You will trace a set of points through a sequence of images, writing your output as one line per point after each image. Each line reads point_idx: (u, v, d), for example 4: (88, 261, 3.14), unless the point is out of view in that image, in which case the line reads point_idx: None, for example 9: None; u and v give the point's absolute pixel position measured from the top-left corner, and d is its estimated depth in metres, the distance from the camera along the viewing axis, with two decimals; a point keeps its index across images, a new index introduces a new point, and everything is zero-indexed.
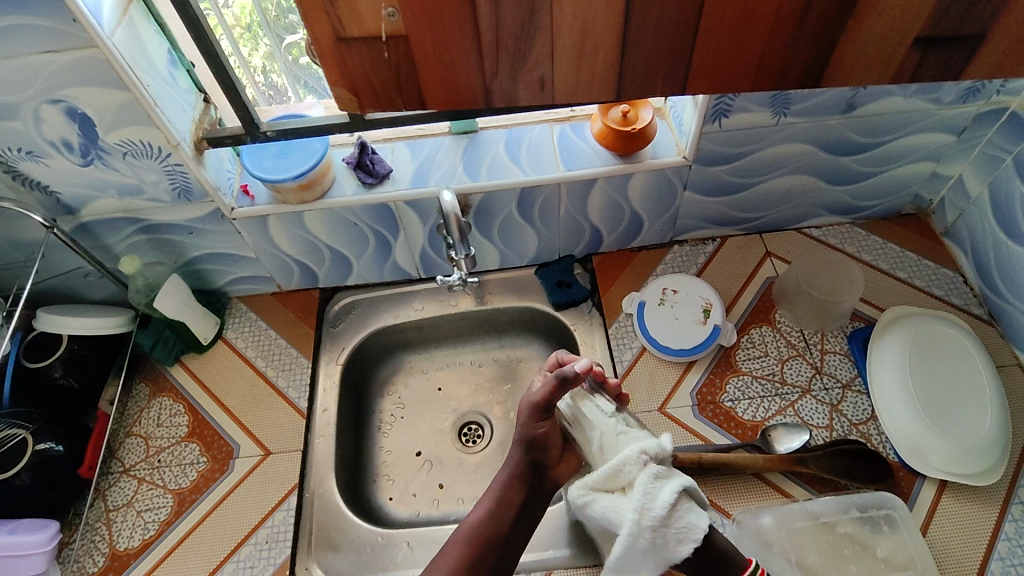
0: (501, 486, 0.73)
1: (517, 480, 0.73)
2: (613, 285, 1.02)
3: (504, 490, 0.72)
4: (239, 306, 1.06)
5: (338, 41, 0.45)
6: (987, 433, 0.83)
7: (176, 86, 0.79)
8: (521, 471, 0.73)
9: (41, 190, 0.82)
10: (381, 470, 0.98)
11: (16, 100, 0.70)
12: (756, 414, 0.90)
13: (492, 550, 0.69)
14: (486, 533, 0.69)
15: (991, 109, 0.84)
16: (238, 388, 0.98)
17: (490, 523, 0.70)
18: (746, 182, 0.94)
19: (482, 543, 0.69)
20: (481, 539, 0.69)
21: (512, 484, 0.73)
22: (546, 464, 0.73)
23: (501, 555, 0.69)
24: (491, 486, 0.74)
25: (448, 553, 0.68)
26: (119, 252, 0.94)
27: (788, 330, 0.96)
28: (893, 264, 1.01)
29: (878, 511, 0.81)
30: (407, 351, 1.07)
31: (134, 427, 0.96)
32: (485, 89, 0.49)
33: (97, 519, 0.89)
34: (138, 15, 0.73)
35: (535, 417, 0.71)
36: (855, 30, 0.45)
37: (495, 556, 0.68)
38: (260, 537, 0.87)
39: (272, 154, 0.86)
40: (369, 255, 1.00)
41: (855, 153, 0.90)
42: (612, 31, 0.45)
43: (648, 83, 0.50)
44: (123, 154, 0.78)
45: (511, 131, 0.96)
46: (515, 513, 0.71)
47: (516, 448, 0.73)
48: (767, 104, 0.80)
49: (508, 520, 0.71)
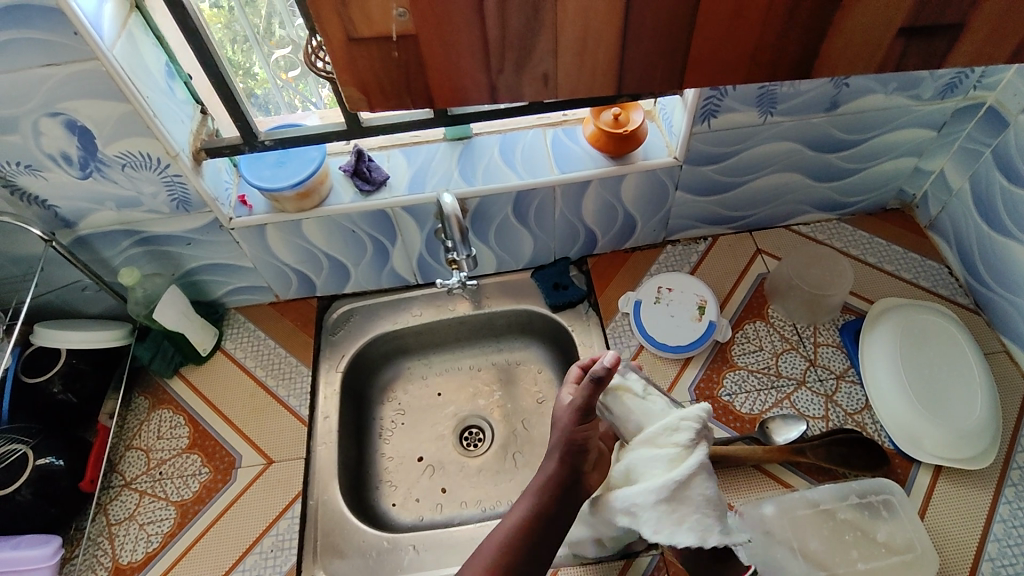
0: (537, 493, 0.75)
1: (552, 489, 0.75)
2: (609, 285, 1.04)
3: (540, 501, 0.74)
4: (237, 316, 1.06)
5: (349, 41, 0.46)
6: (978, 418, 0.85)
7: (174, 98, 0.80)
8: (558, 482, 0.75)
9: (39, 205, 0.82)
10: (383, 477, 0.98)
11: (16, 113, 0.70)
12: (753, 407, 0.91)
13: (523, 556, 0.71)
14: (511, 548, 0.71)
15: (969, 104, 0.87)
16: (239, 398, 0.98)
17: (526, 525, 0.72)
18: (735, 180, 0.96)
19: (514, 549, 0.71)
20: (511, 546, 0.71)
21: (547, 493, 0.75)
22: (580, 471, 0.76)
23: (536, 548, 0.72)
24: (532, 485, 0.76)
25: (482, 555, 0.71)
26: (117, 265, 0.94)
27: (781, 324, 0.98)
28: (880, 257, 1.03)
29: (875, 496, 0.83)
30: (406, 358, 1.08)
31: (134, 441, 0.95)
32: (490, 85, 0.51)
33: (99, 534, 0.88)
34: (137, 29, 0.74)
35: (579, 420, 0.75)
36: (842, 20, 0.47)
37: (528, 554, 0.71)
38: (265, 546, 0.86)
39: (271, 163, 0.87)
40: (366, 262, 1.01)
41: (840, 150, 0.93)
42: (610, 27, 0.47)
43: (646, 77, 0.51)
44: (122, 166, 0.79)
45: (504, 136, 0.97)
46: (545, 526, 0.73)
47: (556, 454, 0.76)
48: (755, 104, 0.82)
49: (537, 531, 0.72)
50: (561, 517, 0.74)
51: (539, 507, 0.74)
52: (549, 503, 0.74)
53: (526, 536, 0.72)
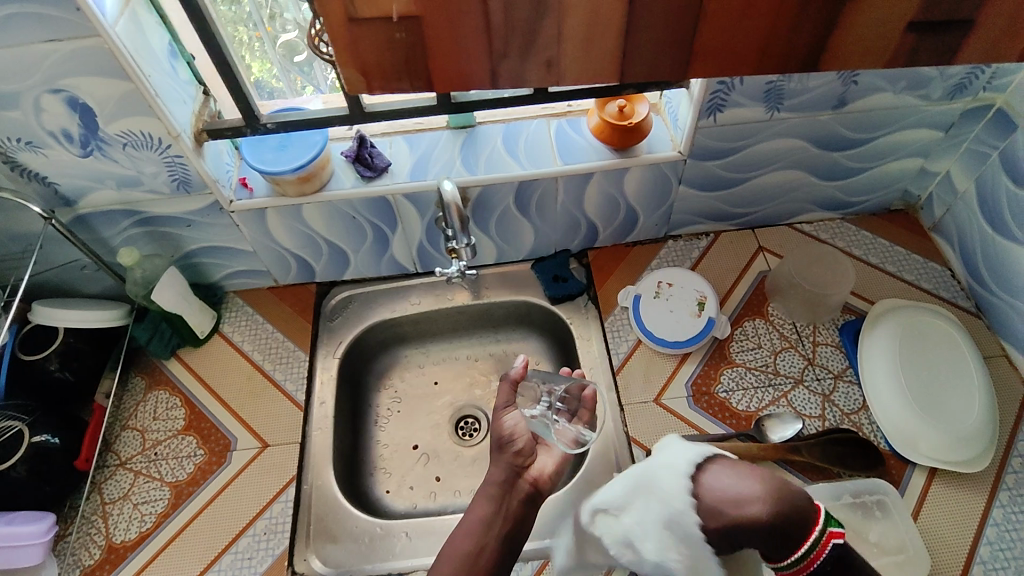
0: (491, 497, 0.72)
1: (502, 493, 0.73)
2: (609, 279, 1.03)
3: (487, 508, 0.72)
4: (236, 300, 1.06)
5: (354, 21, 0.46)
6: (976, 423, 0.85)
7: (176, 78, 0.80)
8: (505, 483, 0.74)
9: (39, 181, 0.82)
10: (378, 464, 0.98)
11: (17, 89, 0.70)
12: (750, 404, 0.91)
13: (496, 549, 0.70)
14: (479, 548, 0.69)
15: (978, 106, 0.87)
16: (235, 381, 0.98)
17: (488, 521, 0.71)
18: (739, 177, 0.95)
19: (486, 542, 0.70)
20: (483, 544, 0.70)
21: (498, 499, 0.73)
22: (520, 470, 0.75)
23: (505, 541, 0.71)
24: (478, 494, 0.73)
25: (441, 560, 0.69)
26: (116, 245, 0.94)
27: (780, 322, 0.98)
28: (883, 258, 1.03)
29: (870, 497, 0.82)
30: (404, 346, 1.08)
31: (129, 421, 0.95)
32: (495, 70, 0.50)
33: (93, 512, 0.88)
34: (141, 7, 0.74)
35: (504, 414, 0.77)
36: (853, 13, 0.47)
37: (503, 542, 0.71)
38: (258, 529, 0.87)
39: (272, 146, 0.86)
40: (366, 249, 1.00)
41: (846, 149, 0.92)
42: (618, 14, 0.46)
43: (653, 67, 0.51)
44: (123, 145, 0.78)
45: (508, 125, 0.97)
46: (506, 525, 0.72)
47: (494, 458, 0.75)
48: (761, 100, 0.82)
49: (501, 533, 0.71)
50: (513, 522, 0.73)
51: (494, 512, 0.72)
52: (495, 512, 0.72)
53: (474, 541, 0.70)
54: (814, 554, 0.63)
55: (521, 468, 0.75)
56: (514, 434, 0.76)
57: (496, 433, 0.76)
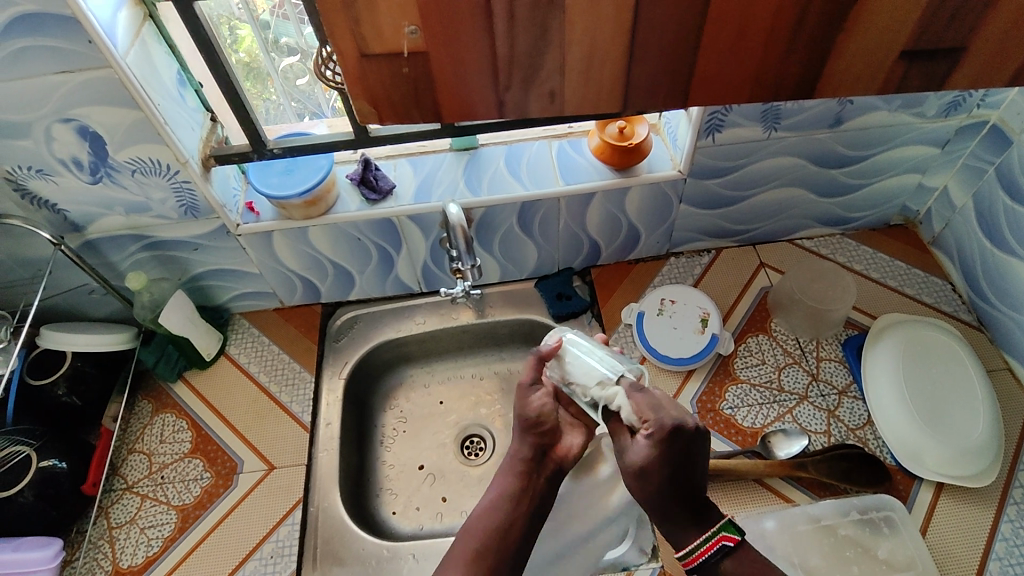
0: (513, 475, 0.75)
1: (530, 472, 0.75)
2: (613, 296, 1.04)
3: (515, 485, 0.74)
4: (242, 322, 1.07)
5: (361, 57, 0.47)
6: (981, 437, 0.85)
7: (185, 105, 0.81)
8: (529, 463, 0.75)
9: (49, 209, 0.83)
10: (384, 484, 0.98)
11: (29, 119, 0.71)
12: (755, 421, 0.91)
13: (517, 527, 0.72)
14: (498, 527, 0.71)
15: (973, 122, 0.88)
16: (241, 404, 0.98)
17: (512, 503, 0.73)
18: (738, 195, 0.96)
19: (508, 526, 0.71)
20: (506, 517, 0.72)
21: (524, 479, 0.74)
22: (547, 447, 0.76)
23: (531, 515, 0.73)
24: (502, 473, 0.76)
25: (469, 537, 0.71)
26: (124, 269, 0.95)
27: (784, 338, 0.98)
28: (883, 273, 1.03)
29: (877, 513, 0.83)
30: (409, 365, 1.08)
31: (136, 445, 0.96)
32: (498, 100, 0.51)
33: (100, 537, 0.89)
34: (150, 37, 0.75)
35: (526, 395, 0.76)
36: (844, 42, 0.48)
37: (526, 519, 0.73)
38: (265, 552, 0.87)
39: (278, 171, 0.88)
40: (371, 270, 1.01)
41: (845, 165, 0.93)
42: (616, 47, 0.48)
43: (650, 97, 0.52)
44: (131, 172, 0.79)
45: (511, 147, 0.98)
46: (531, 504, 0.73)
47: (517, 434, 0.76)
48: (760, 119, 0.83)
49: (526, 511, 0.73)
50: (538, 501, 0.74)
51: (523, 496, 0.73)
52: (523, 490, 0.74)
53: (503, 516, 0.72)
54: (696, 556, 0.68)
55: (549, 448, 0.76)
56: (540, 412, 0.75)
57: (522, 413, 0.75)
